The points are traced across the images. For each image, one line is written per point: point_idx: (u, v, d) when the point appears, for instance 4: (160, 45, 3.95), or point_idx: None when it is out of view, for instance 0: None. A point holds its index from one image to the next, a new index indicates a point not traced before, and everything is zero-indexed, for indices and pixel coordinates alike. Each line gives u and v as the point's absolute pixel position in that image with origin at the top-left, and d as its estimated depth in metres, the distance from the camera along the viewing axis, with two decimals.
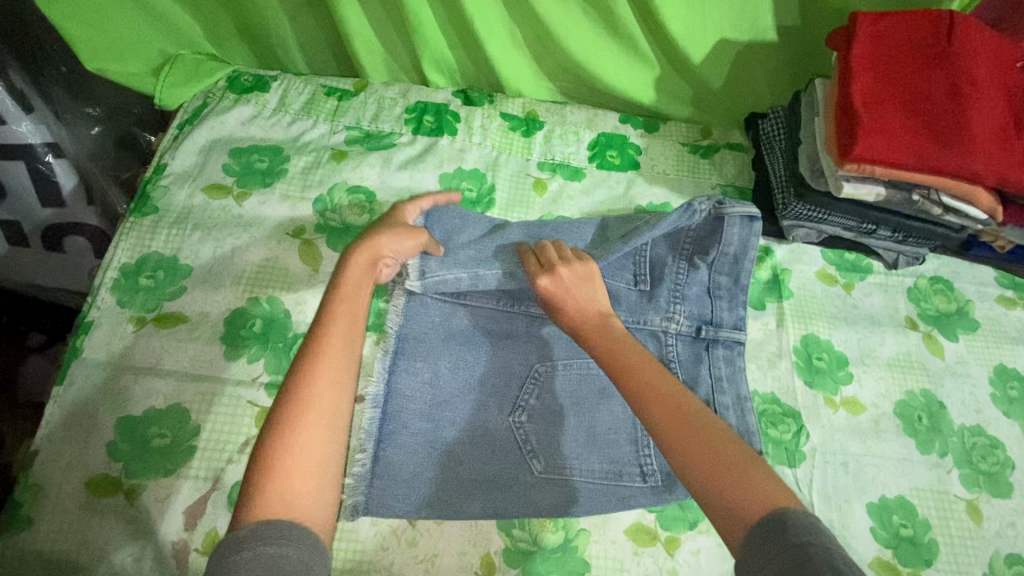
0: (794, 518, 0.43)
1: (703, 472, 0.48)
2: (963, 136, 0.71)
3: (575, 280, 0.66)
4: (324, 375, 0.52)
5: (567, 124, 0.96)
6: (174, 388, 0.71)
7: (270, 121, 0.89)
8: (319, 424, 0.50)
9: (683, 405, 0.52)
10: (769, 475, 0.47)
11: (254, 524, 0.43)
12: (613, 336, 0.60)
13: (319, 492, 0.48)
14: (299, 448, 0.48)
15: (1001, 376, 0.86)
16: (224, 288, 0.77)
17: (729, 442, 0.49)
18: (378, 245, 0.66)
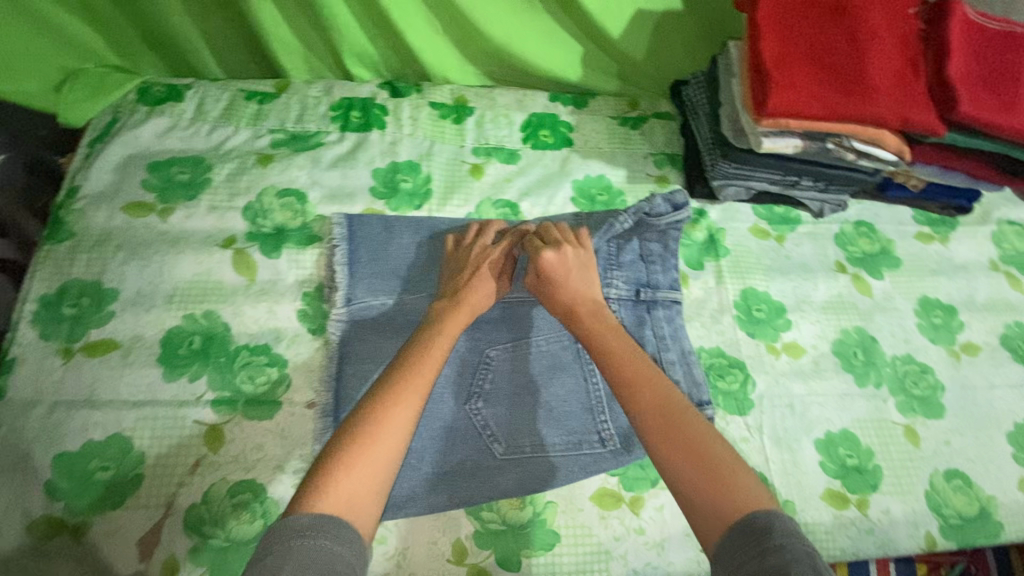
0: (779, 520, 0.46)
1: (689, 474, 0.51)
2: (864, 84, 0.75)
3: (573, 260, 0.73)
4: (408, 394, 0.56)
5: (497, 107, 0.96)
6: (113, 418, 0.68)
7: (188, 131, 0.85)
8: (399, 429, 0.54)
9: (671, 402, 0.56)
10: (752, 477, 0.50)
11: (316, 512, 0.47)
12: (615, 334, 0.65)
13: (372, 494, 0.50)
14: (372, 448, 0.52)
15: (924, 307, 0.92)
16: (156, 308, 0.74)
17: (717, 445, 0.53)
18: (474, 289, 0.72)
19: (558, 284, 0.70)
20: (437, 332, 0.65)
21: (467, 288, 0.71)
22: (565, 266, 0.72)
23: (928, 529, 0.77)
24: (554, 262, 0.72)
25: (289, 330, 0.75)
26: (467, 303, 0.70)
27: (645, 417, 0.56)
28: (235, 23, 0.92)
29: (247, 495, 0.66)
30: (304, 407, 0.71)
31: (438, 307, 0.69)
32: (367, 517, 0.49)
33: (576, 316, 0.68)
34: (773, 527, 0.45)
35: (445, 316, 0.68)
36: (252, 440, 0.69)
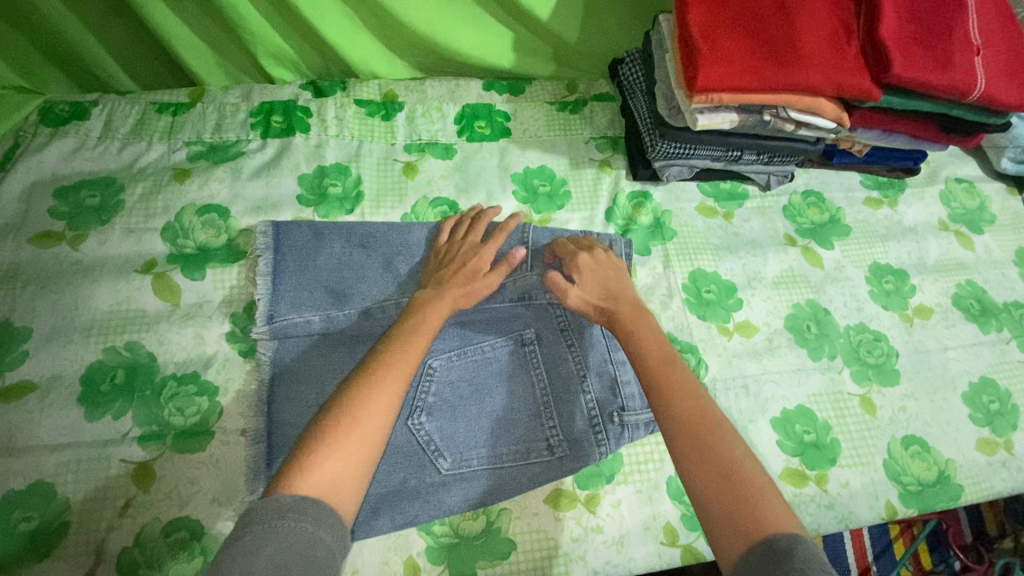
0: (802, 548, 0.44)
1: (713, 484, 0.50)
2: (795, 53, 0.73)
3: (608, 265, 0.74)
4: (395, 377, 0.56)
5: (429, 100, 0.92)
6: (33, 465, 0.64)
7: (97, 151, 0.80)
8: (388, 406, 0.53)
9: (706, 416, 0.56)
10: (781, 504, 0.49)
11: (300, 493, 0.46)
12: (652, 335, 0.66)
13: (357, 477, 0.50)
14: (357, 426, 0.51)
15: (876, 273, 0.91)
16: (73, 343, 0.69)
17: (750, 466, 0.52)
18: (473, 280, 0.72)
19: (602, 289, 0.72)
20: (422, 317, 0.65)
21: (453, 278, 0.71)
22: (602, 273, 0.74)
23: (888, 499, 0.76)
24: (592, 270, 0.74)
25: (219, 354, 0.71)
26: (450, 292, 0.69)
27: (678, 420, 0.56)
28: (139, 30, 0.86)
29: (183, 533, 0.63)
30: (239, 434, 0.68)
31: (422, 295, 0.69)
32: (349, 500, 0.49)
33: (619, 321, 0.69)
34: (797, 553, 0.43)
35: (430, 301, 0.68)
36: (184, 475, 0.65)
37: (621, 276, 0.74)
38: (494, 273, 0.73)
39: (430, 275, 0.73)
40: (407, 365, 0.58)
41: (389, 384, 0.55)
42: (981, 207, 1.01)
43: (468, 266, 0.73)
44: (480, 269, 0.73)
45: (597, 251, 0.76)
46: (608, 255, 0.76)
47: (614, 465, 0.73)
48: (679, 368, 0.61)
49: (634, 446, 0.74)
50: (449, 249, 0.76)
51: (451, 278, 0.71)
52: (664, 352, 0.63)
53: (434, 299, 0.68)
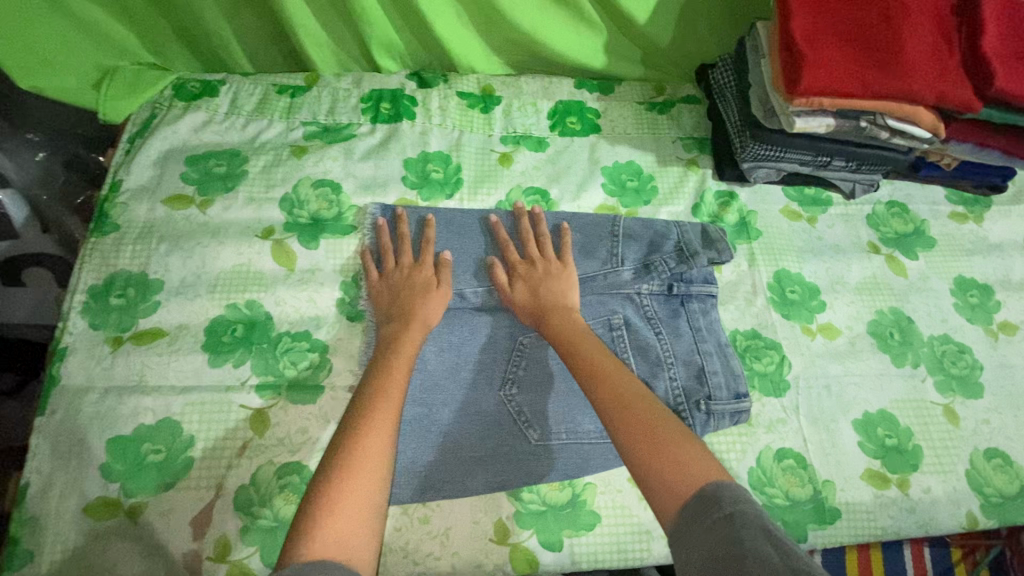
0: (729, 489, 0.48)
1: (642, 455, 0.52)
2: (899, 61, 0.75)
3: (544, 272, 0.76)
4: (376, 424, 0.54)
5: (524, 95, 0.96)
6: (162, 404, 0.69)
7: (224, 125, 0.87)
8: (380, 453, 0.52)
9: (625, 390, 0.58)
10: (704, 454, 0.52)
11: (311, 554, 0.44)
12: (574, 326, 0.69)
13: (367, 526, 0.48)
14: (352, 480, 0.50)
15: (961, 286, 0.91)
16: (200, 297, 0.75)
17: (668, 425, 0.54)
18: (419, 313, 0.71)
19: (536, 294, 0.74)
20: (392, 355, 0.64)
21: (414, 301, 0.72)
22: (534, 280, 0.76)
23: (970, 509, 0.76)
24: (525, 279, 0.76)
25: (329, 317, 0.76)
26: (416, 316, 0.70)
27: (603, 399, 0.58)
28: (264, 17, 0.93)
29: (294, 478, 0.67)
30: (346, 391, 0.72)
31: (389, 330, 0.69)
32: (361, 554, 0.47)
33: (546, 322, 0.71)
34: (722, 496, 0.47)
35: (399, 335, 0.68)
36: (296, 423, 0.70)
37: (561, 281, 0.76)
38: (441, 291, 0.74)
39: (387, 308, 0.73)
40: (391, 410, 0.57)
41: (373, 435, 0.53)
42: None
43: (419, 289, 0.73)
44: (433, 282, 0.75)
45: (536, 261, 0.77)
46: (551, 263, 0.77)
47: None
48: (603, 354, 0.64)
49: (718, 435, 0.75)
50: (401, 271, 0.76)
51: (409, 302, 0.72)
52: (586, 342, 0.66)
53: (405, 329, 0.69)
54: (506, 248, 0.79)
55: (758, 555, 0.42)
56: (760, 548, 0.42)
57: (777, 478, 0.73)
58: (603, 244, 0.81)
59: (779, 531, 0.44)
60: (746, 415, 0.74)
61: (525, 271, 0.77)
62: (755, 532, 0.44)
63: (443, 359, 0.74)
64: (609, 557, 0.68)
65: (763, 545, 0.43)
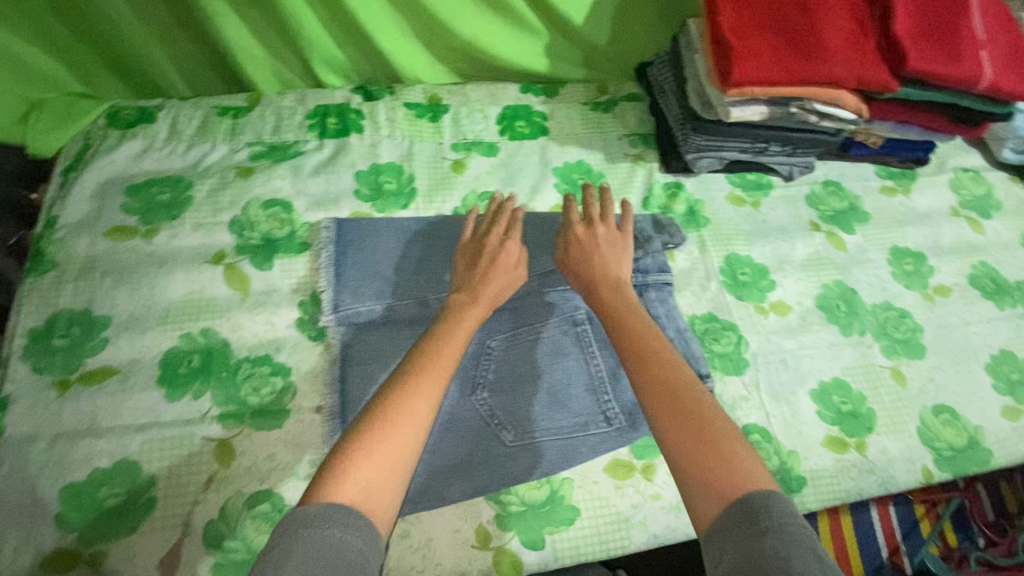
0: (780, 501, 0.45)
1: (684, 440, 0.51)
2: (819, 49, 0.79)
3: (604, 239, 0.76)
4: (421, 385, 0.54)
5: (471, 102, 0.97)
6: (118, 444, 0.66)
7: (164, 151, 0.84)
8: (423, 411, 0.52)
9: (675, 373, 0.56)
10: (750, 453, 0.50)
11: (325, 504, 0.44)
12: (626, 302, 0.67)
13: (393, 483, 0.48)
14: (390, 433, 0.50)
15: (897, 255, 0.97)
16: (151, 330, 0.73)
17: (717, 415, 0.52)
18: (488, 285, 0.71)
19: (587, 264, 0.74)
20: (455, 320, 0.64)
21: (486, 278, 0.71)
22: (590, 249, 0.75)
23: (923, 464, 0.80)
24: (579, 247, 0.76)
25: (289, 338, 0.75)
26: (485, 294, 0.69)
27: (646, 374, 0.57)
28: (199, 38, 0.91)
29: (265, 506, 0.65)
30: (312, 412, 0.71)
31: (454, 298, 0.68)
32: (384, 508, 0.47)
33: (596, 290, 0.70)
34: (773, 509, 0.44)
35: (464, 306, 0.67)
36: (263, 450, 0.68)
37: (615, 253, 0.75)
38: (519, 264, 0.75)
39: (459, 278, 0.73)
40: (441, 371, 0.56)
41: (422, 393, 0.53)
42: (988, 194, 1.08)
43: (499, 263, 0.73)
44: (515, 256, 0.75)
45: (593, 228, 0.77)
46: (609, 231, 0.77)
47: None
48: (655, 335, 0.62)
49: None
50: (482, 245, 0.76)
51: (480, 273, 0.72)
52: (634, 313, 0.65)
53: (470, 303, 0.67)
54: (569, 216, 0.79)
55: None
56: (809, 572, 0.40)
57: None
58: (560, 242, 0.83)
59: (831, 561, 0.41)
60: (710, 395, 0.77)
61: (584, 239, 0.76)
62: (804, 555, 0.41)
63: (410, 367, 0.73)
64: (590, 549, 0.69)
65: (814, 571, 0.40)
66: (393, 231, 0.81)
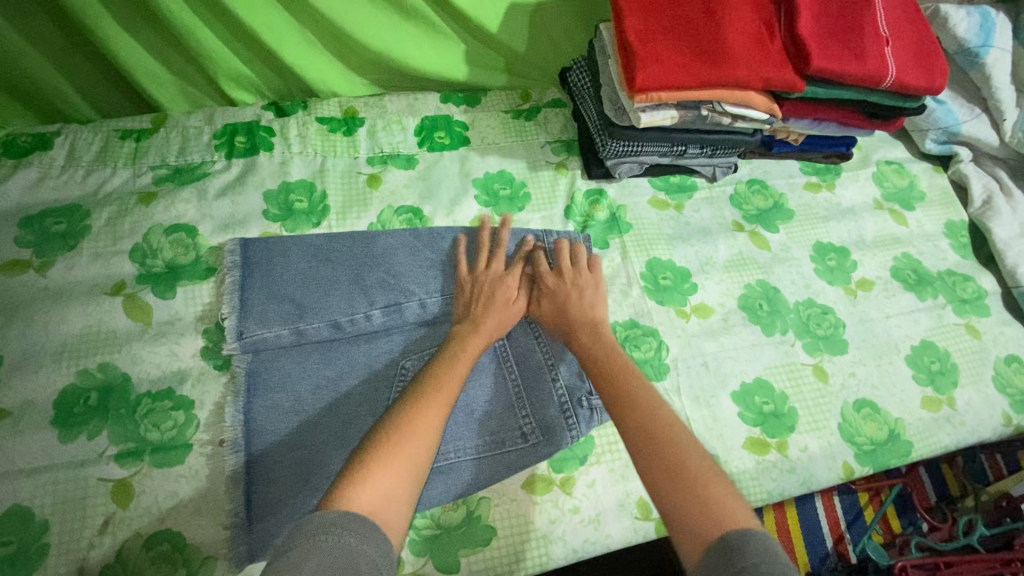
0: (757, 540, 0.47)
1: (666, 483, 0.54)
2: (723, 52, 0.79)
3: (575, 285, 0.78)
4: (431, 408, 0.59)
5: (388, 114, 0.95)
6: (7, 491, 0.63)
7: (62, 178, 0.81)
8: (431, 430, 0.57)
9: (658, 420, 0.60)
10: (730, 494, 0.53)
11: (346, 511, 0.48)
12: (607, 347, 0.71)
13: (404, 496, 0.52)
14: (404, 446, 0.54)
15: (820, 252, 0.98)
16: (45, 368, 0.70)
17: (697, 459, 0.56)
18: (486, 321, 0.74)
19: (565, 310, 0.76)
20: (460, 348, 0.69)
21: (485, 311, 0.75)
22: (566, 294, 0.78)
23: (845, 459, 0.81)
24: (554, 292, 0.78)
25: (194, 369, 0.73)
26: (484, 325, 0.73)
27: (631, 420, 0.61)
28: (97, 58, 0.88)
29: (166, 546, 0.63)
30: (217, 444, 0.69)
31: (458, 329, 0.73)
32: (396, 521, 0.51)
33: (575, 338, 0.73)
34: (748, 547, 0.46)
35: (464, 337, 0.71)
36: (165, 488, 0.66)
37: (588, 296, 0.78)
38: (521, 299, 0.78)
39: (460, 311, 0.76)
40: (447, 399, 0.61)
41: (430, 415, 0.58)
42: (911, 186, 1.09)
43: (498, 295, 0.77)
44: (513, 295, 0.78)
45: (566, 273, 0.80)
46: (580, 276, 0.80)
47: (587, 447, 0.75)
48: (638, 378, 0.66)
49: (604, 428, 0.77)
50: (472, 279, 0.79)
51: (482, 306, 0.76)
52: (612, 359, 0.69)
53: (468, 334, 0.72)
54: (538, 259, 0.81)
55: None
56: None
57: None
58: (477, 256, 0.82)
59: None
60: None
61: (556, 283, 0.79)
62: None
63: (317, 393, 0.72)
64: (505, 569, 0.68)
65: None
66: (303, 251, 0.80)
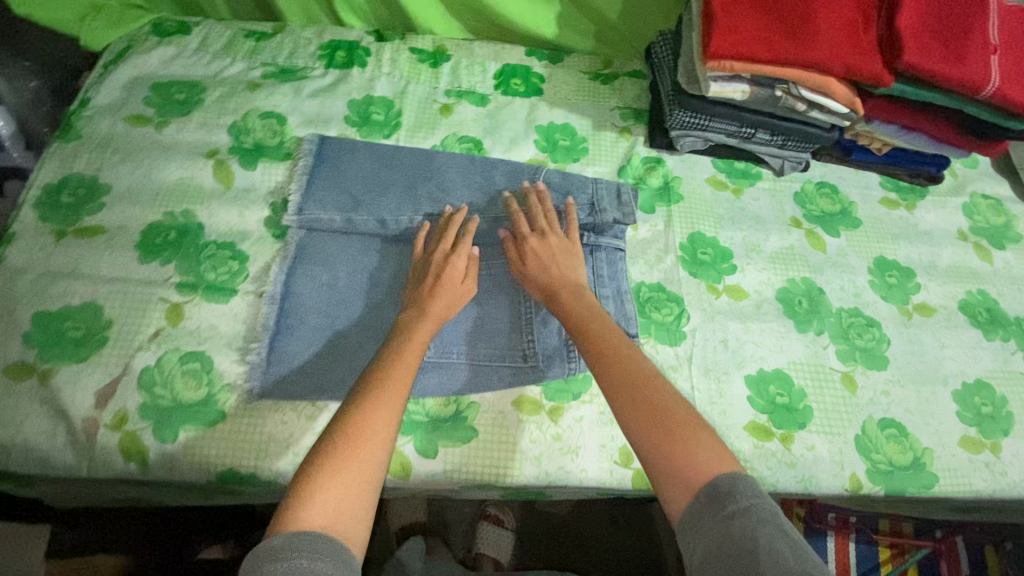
0: (743, 482, 0.51)
1: (654, 434, 0.56)
2: (808, 32, 0.78)
3: (553, 250, 0.77)
4: (382, 405, 0.57)
5: (474, 56, 1.02)
6: (89, 288, 0.75)
7: (191, 60, 0.95)
8: (385, 425, 0.55)
9: (641, 372, 0.61)
10: (712, 438, 0.55)
11: (297, 532, 0.47)
12: (585, 307, 0.71)
13: (361, 502, 0.51)
14: (356, 453, 0.53)
15: (881, 266, 0.92)
16: (141, 203, 0.82)
17: (678, 405, 0.58)
18: (433, 307, 0.71)
19: (548, 270, 0.75)
20: (409, 338, 0.66)
21: (432, 292, 0.73)
22: (547, 255, 0.77)
23: (854, 472, 0.76)
24: (536, 252, 0.77)
25: (255, 231, 0.82)
26: (433, 309, 0.71)
27: (615, 377, 0.61)
28: None
29: (196, 365, 0.73)
30: (257, 295, 0.78)
31: (406, 315, 0.71)
32: (357, 528, 0.50)
33: (559, 300, 0.73)
34: (739, 490, 0.50)
35: (410, 325, 0.69)
36: (209, 319, 0.75)
37: (568, 260, 0.77)
38: (467, 282, 0.75)
39: (410, 294, 0.74)
40: (402, 391, 0.59)
41: (381, 411, 0.56)
42: (1008, 225, 1.00)
43: (443, 280, 0.73)
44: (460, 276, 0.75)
45: (548, 235, 0.78)
46: (562, 240, 0.79)
47: (583, 385, 0.77)
48: (619, 339, 0.66)
49: None
50: (421, 266, 0.77)
51: (428, 289, 0.73)
52: (601, 321, 0.69)
53: (417, 320, 0.69)
54: (517, 221, 0.80)
55: (772, 554, 0.46)
56: (773, 546, 0.47)
57: None
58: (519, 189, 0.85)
59: (786, 527, 0.48)
60: None
61: (537, 243, 0.77)
62: (769, 530, 0.48)
63: (354, 279, 0.79)
64: (479, 471, 0.72)
65: (778, 545, 0.47)
66: (370, 154, 0.88)
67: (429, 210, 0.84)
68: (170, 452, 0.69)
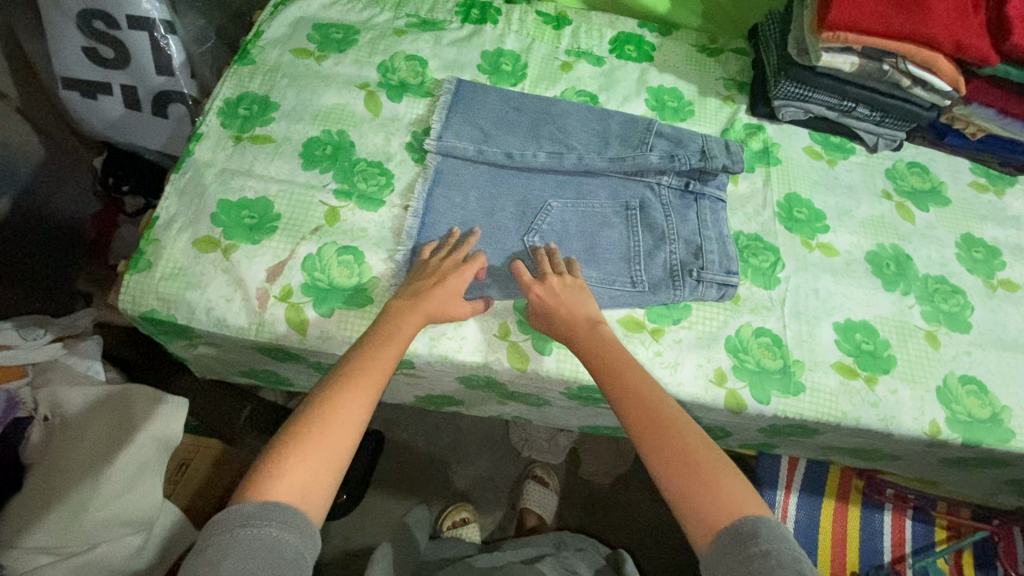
0: (764, 527, 0.52)
1: (670, 470, 0.58)
2: (922, 9, 0.84)
3: (563, 294, 0.78)
4: (354, 396, 0.62)
5: (593, 23, 1.12)
6: (263, 185, 0.87)
7: (347, 6, 1.07)
8: (355, 415, 0.61)
9: (662, 410, 0.63)
10: (736, 484, 0.57)
11: (263, 503, 0.53)
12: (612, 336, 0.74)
13: (324, 483, 0.57)
14: (324, 437, 0.58)
15: (967, 242, 0.97)
16: (304, 121, 0.94)
17: (703, 449, 0.59)
18: (427, 304, 0.75)
19: (560, 307, 0.76)
20: (392, 333, 0.71)
21: (427, 293, 0.76)
22: (557, 297, 0.77)
23: (934, 418, 0.82)
24: (551, 293, 0.78)
25: (399, 154, 0.93)
26: (426, 305, 0.74)
27: (632, 415, 0.64)
28: None
29: (350, 257, 0.83)
30: (402, 207, 0.89)
31: (396, 304, 0.75)
32: (318, 505, 0.56)
33: (575, 335, 0.74)
34: (760, 533, 0.51)
35: (400, 316, 0.73)
36: (360, 222, 0.87)
37: (577, 296, 0.78)
38: (468, 303, 0.78)
39: (409, 287, 0.78)
40: (376, 382, 0.65)
41: (352, 402, 0.62)
42: None
43: (440, 286, 0.76)
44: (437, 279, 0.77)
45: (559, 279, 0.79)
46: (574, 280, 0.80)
47: (683, 313, 0.85)
48: (636, 373, 0.68)
49: (704, 305, 0.86)
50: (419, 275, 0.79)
51: (423, 291, 0.76)
52: (618, 351, 0.71)
53: (405, 313, 0.74)
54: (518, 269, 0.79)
55: None
56: None
57: (752, 348, 0.83)
58: (633, 136, 0.93)
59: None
60: (732, 290, 0.85)
61: (554, 285, 0.78)
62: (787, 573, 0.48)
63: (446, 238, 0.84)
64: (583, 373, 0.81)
65: None
66: (501, 96, 0.98)
67: (552, 147, 0.93)
68: (325, 326, 0.80)
